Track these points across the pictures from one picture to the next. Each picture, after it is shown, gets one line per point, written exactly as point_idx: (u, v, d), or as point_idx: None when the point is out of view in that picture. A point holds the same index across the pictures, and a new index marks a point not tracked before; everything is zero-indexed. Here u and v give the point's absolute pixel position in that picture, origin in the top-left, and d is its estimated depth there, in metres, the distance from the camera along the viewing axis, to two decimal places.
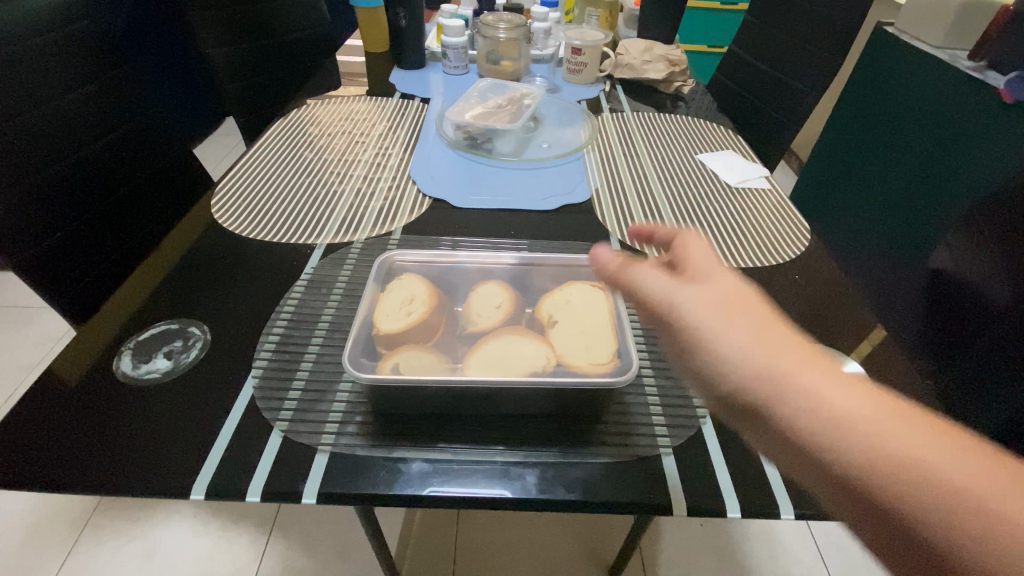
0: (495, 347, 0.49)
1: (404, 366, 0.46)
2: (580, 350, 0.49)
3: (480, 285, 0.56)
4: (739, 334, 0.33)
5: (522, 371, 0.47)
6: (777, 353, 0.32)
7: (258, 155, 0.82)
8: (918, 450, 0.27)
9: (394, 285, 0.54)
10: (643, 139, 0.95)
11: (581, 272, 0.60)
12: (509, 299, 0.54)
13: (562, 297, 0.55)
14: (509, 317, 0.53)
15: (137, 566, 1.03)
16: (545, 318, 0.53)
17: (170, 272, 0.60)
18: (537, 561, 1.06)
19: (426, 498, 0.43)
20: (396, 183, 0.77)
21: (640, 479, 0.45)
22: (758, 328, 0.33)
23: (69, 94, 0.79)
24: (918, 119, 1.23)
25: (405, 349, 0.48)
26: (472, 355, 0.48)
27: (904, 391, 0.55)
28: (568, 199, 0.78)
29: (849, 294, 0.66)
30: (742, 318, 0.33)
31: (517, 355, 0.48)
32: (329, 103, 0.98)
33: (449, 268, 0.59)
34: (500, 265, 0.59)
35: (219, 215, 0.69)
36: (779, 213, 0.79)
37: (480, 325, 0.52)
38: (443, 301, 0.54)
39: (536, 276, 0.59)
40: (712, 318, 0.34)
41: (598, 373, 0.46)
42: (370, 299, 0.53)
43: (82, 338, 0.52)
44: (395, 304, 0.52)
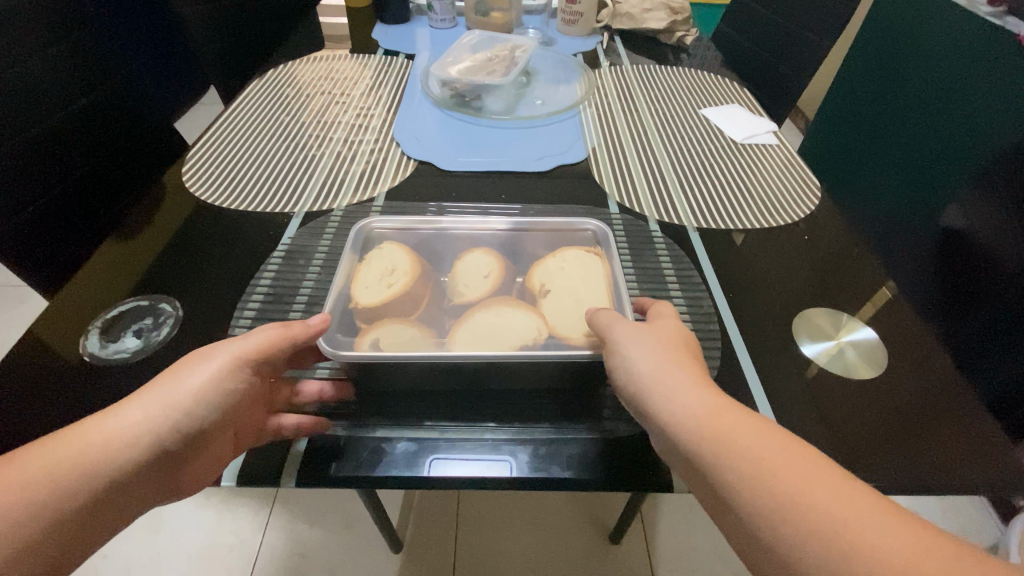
0: (483, 319, 0.47)
1: (385, 342, 0.44)
2: (573, 323, 0.47)
3: (467, 252, 0.53)
4: (666, 377, 0.39)
5: (512, 345, 0.44)
6: (695, 400, 0.38)
7: (234, 118, 0.78)
8: (791, 483, 0.33)
9: (375, 254, 0.52)
10: (642, 93, 0.90)
11: (577, 237, 0.56)
12: (499, 266, 0.52)
13: (556, 265, 0.53)
14: (499, 286, 0.50)
15: (141, 540, 1.03)
16: (537, 287, 0.50)
17: (141, 244, 0.57)
18: (539, 526, 1.06)
19: (413, 478, 0.41)
20: (380, 146, 0.73)
21: (638, 456, 0.43)
22: (684, 376, 0.40)
23: (30, 57, 0.74)
24: (933, 68, 1.16)
25: (385, 324, 0.46)
26: (459, 328, 0.46)
27: (915, 357, 0.52)
28: (563, 159, 0.73)
29: (859, 255, 0.63)
30: (673, 365, 0.40)
31: (508, 327, 0.46)
32: (309, 62, 0.92)
33: (434, 235, 0.56)
34: (489, 231, 0.56)
35: (192, 184, 0.65)
36: (786, 169, 0.75)
37: (467, 296, 0.49)
38: (427, 271, 0.51)
39: (528, 242, 0.56)
40: (645, 361, 0.40)
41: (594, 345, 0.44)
42: (348, 270, 0.50)
43: (51, 315, 0.49)
44: (375, 276, 0.49)
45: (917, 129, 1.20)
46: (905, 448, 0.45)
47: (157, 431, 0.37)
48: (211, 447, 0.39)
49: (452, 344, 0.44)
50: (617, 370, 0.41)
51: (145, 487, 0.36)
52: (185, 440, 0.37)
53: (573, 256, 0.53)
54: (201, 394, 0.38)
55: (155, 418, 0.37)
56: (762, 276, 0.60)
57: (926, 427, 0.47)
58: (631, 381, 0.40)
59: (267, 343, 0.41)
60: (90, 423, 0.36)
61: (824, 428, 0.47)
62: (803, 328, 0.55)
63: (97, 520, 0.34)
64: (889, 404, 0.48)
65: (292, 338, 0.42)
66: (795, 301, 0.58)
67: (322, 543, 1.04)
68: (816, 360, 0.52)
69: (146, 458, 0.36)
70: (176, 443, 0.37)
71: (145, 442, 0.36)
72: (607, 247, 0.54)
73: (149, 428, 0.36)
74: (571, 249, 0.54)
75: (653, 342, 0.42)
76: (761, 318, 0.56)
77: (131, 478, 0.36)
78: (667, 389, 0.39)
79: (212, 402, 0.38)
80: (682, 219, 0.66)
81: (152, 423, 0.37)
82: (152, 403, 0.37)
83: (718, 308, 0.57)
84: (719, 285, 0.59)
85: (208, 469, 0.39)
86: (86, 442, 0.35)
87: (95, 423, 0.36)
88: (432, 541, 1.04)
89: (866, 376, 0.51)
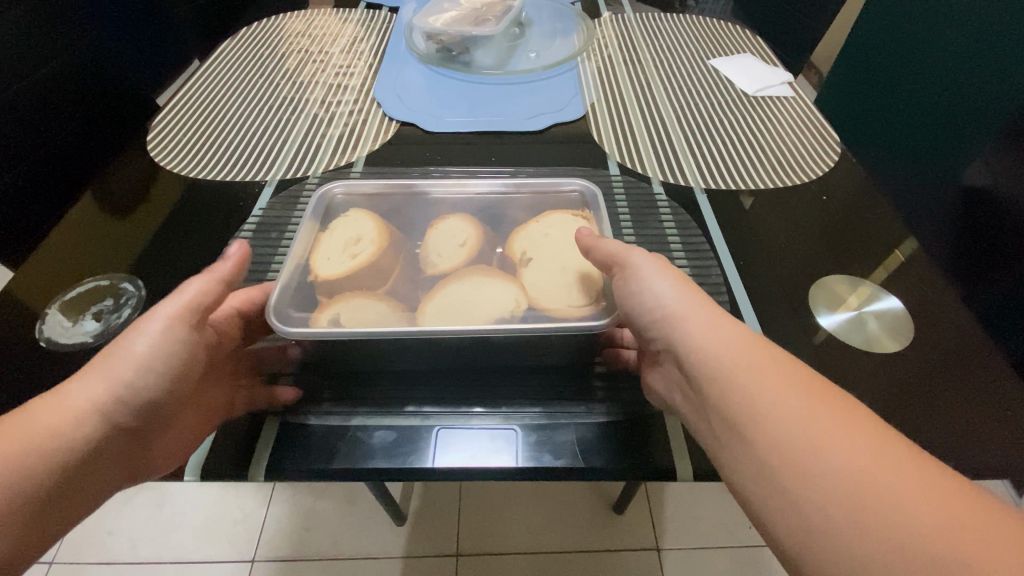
0: (457, 292, 0.43)
1: (346, 317, 0.41)
2: (556, 295, 0.44)
3: (441, 220, 0.49)
4: (684, 304, 0.39)
5: (488, 317, 0.41)
6: (711, 329, 0.38)
7: (206, 80, 0.72)
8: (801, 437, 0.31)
9: (338, 224, 0.49)
10: (644, 43, 0.83)
11: (563, 198, 0.53)
12: (477, 234, 0.48)
13: (539, 231, 0.49)
14: (475, 256, 0.47)
15: (146, 516, 1.02)
16: (518, 256, 0.47)
17: (108, 221, 0.54)
18: (542, 497, 1.05)
19: (397, 471, 0.38)
20: (360, 106, 0.68)
21: (636, 443, 0.40)
22: (703, 305, 0.39)
23: None
24: (959, 12, 1.08)
25: (347, 298, 0.43)
26: (430, 300, 0.42)
27: (942, 325, 0.48)
28: (558, 116, 0.68)
29: (880, 214, 0.58)
30: (692, 295, 0.40)
31: (483, 299, 0.43)
32: (286, 17, 0.86)
33: (407, 201, 0.52)
34: (468, 195, 0.52)
35: (159, 155, 0.61)
36: (801, 122, 0.69)
37: (441, 267, 0.46)
38: (398, 241, 0.48)
39: (509, 206, 0.52)
40: (666, 289, 0.40)
41: (578, 316, 0.41)
42: (309, 241, 0.47)
43: (15, 296, 0.47)
44: (338, 246, 0.47)
45: (936, 78, 1.12)
46: (930, 425, 0.42)
47: (107, 411, 0.35)
48: (173, 414, 0.38)
49: (422, 317, 0.41)
50: (635, 297, 0.40)
51: (112, 461, 0.36)
52: (141, 415, 0.37)
53: (559, 222, 0.50)
54: (150, 358, 0.37)
55: (102, 399, 0.35)
56: (774, 240, 0.56)
57: (955, 402, 0.43)
58: (647, 308, 0.40)
59: (201, 290, 0.40)
60: (35, 405, 0.35)
61: None
62: (820, 297, 0.51)
63: (66, 500, 0.34)
64: (914, 377, 0.44)
65: (221, 277, 0.42)
66: (810, 266, 0.53)
67: (324, 517, 1.04)
68: (834, 331, 0.48)
69: (105, 432, 0.35)
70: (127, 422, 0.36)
71: (97, 416, 0.35)
72: (596, 209, 0.51)
73: (96, 410, 0.35)
74: (557, 214, 0.51)
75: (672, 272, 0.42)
76: (773, 285, 0.52)
77: (94, 453, 0.35)
78: (681, 317, 0.39)
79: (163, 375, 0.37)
80: (688, 179, 0.61)
81: (100, 403, 0.35)
82: (98, 381, 0.36)
83: (727, 275, 0.52)
84: (728, 251, 0.54)
85: (172, 444, 0.38)
86: (36, 426, 0.33)
87: (40, 407, 0.34)
88: (437, 513, 1.04)
89: (890, 350, 0.47)
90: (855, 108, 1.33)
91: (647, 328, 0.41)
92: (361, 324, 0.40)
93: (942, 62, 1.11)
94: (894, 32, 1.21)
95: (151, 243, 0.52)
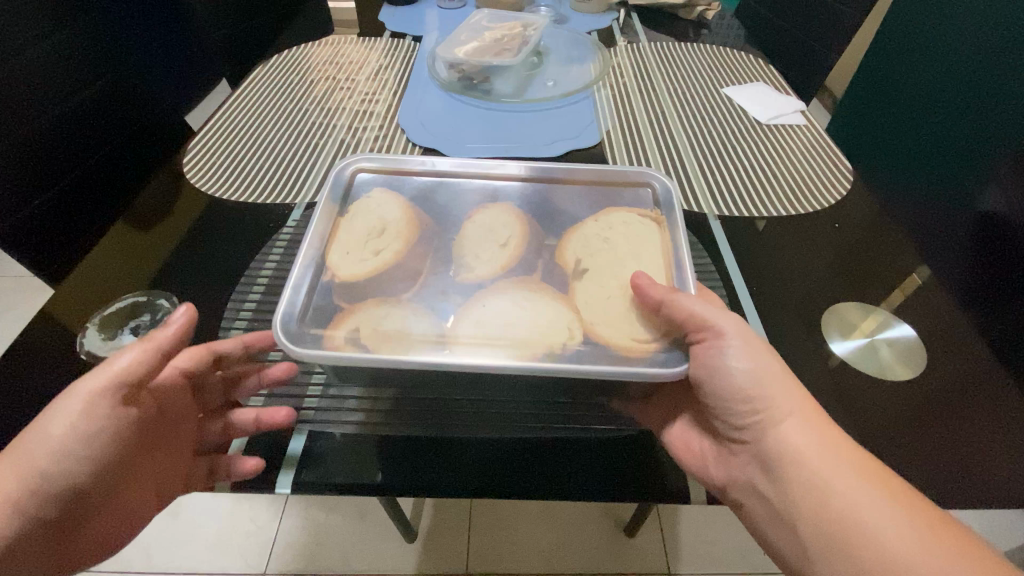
0: (496, 303, 0.45)
1: (364, 332, 0.42)
2: (615, 324, 0.44)
3: (478, 212, 0.52)
4: (771, 395, 0.42)
5: (543, 348, 0.41)
6: (803, 432, 0.41)
7: (238, 105, 0.76)
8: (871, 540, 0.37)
9: (357, 215, 0.51)
10: (660, 71, 0.86)
11: (628, 195, 0.55)
12: (521, 232, 0.50)
13: (600, 237, 0.50)
14: (522, 254, 0.49)
15: (161, 525, 1.04)
16: (572, 265, 0.48)
17: (144, 240, 0.57)
18: (553, 518, 1.04)
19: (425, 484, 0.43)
20: (384, 132, 0.71)
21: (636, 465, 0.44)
22: (793, 396, 0.42)
23: (35, 47, 0.73)
24: (970, 40, 1.09)
25: (368, 308, 0.44)
26: (465, 317, 0.44)
27: (956, 356, 0.48)
28: (574, 143, 0.70)
29: (895, 243, 0.59)
30: (780, 385, 0.42)
31: (537, 318, 0.44)
32: (316, 45, 0.90)
33: (429, 189, 0.54)
34: (509, 189, 0.55)
35: (193, 177, 0.64)
36: (815, 151, 0.70)
37: (478, 273, 0.47)
38: (424, 237, 0.50)
39: (558, 191, 0.55)
40: (752, 377, 0.42)
41: (641, 355, 0.42)
42: (330, 235, 0.49)
43: (57, 311, 0.50)
44: (360, 238, 0.49)
45: (948, 105, 1.13)
46: (944, 456, 0.42)
47: (23, 508, 0.37)
48: (98, 501, 0.41)
49: (453, 342, 0.42)
50: (714, 379, 0.42)
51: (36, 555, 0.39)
52: (60, 507, 0.39)
53: (623, 219, 0.52)
54: (63, 446, 0.37)
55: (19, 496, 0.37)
56: (788, 266, 0.57)
57: (969, 432, 0.44)
58: (735, 394, 0.42)
59: (132, 367, 0.38)
60: None
61: (855, 433, 0.44)
62: (833, 324, 0.51)
63: None
64: (929, 407, 0.45)
65: (160, 351, 0.38)
66: (824, 294, 0.54)
67: (337, 532, 1.04)
68: (847, 358, 0.48)
69: (23, 527, 0.38)
70: (44, 516, 0.38)
71: (13, 512, 0.37)
72: (671, 219, 0.51)
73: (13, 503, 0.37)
74: (620, 212, 0.52)
75: (764, 361, 0.43)
76: (786, 312, 0.53)
77: (16, 548, 0.37)
78: (773, 413, 0.42)
79: (78, 469, 0.38)
80: (702, 205, 0.63)
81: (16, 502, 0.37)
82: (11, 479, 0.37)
83: (739, 299, 0.54)
84: (740, 277, 0.56)
85: (111, 522, 0.42)
86: None
87: None
88: (448, 531, 1.04)
89: (901, 377, 0.47)
90: (869, 133, 1.33)
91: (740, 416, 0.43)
92: (379, 343, 0.41)
93: (953, 88, 1.12)
94: (907, 59, 1.23)
95: (185, 261, 0.55)
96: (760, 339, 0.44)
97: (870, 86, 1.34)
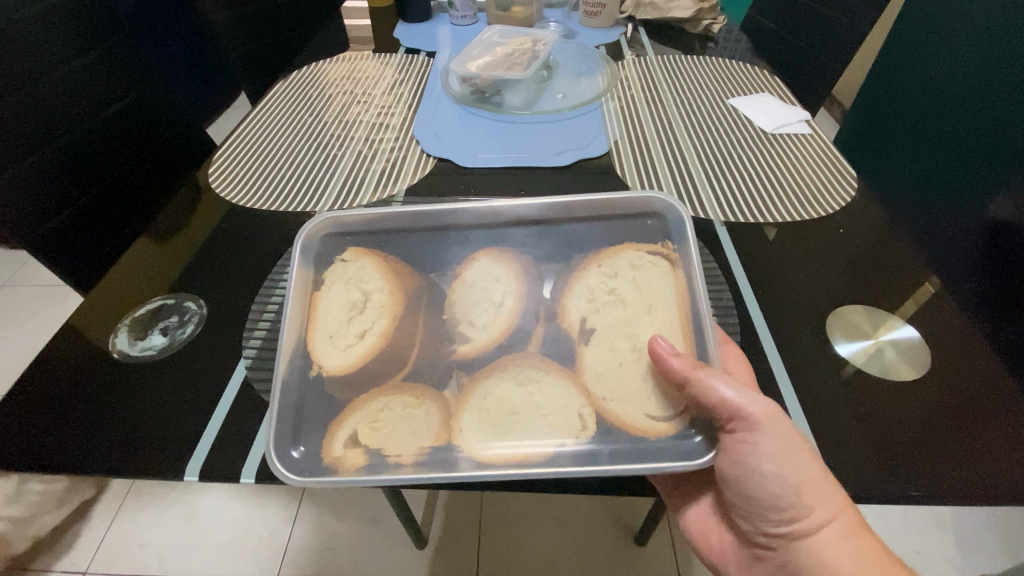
0: (500, 391, 0.46)
1: (363, 433, 0.44)
2: (627, 407, 0.45)
3: (467, 267, 0.54)
4: (807, 502, 0.42)
5: (554, 444, 0.42)
6: (838, 548, 0.43)
7: (259, 119, 0.79)
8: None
9: (331, 290, 0.52)
10: (667, 83, 0.88)
11: (639, 226, 0.55)
12: (517, 294, 0.52)
13: (608, 297, 0.51)
14: (521, 307, 0.52)
15: (177, 529, 1.06)
16: (576, 329, 0.50)
17: (171, 246, 0.60)
18: (564, 526, 1.05)
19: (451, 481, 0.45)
20: (400, 144, 0.73)
21: None
22: (832, 499, 0.41)
23: (68, 65, 0.77)
24: (976, 49, 1.10)
25: (362, 404, 0.45)
26: (464, 409, 0.45)
27: (960, 358, 0.49)
28: (583, 152, 0.72)
29: (900, 248, 0.60)
30: (817, 496, 0.42)
31: (545, 403, 0.45)
32: (335, 62, 0.93)
33: (407, 249, 0.55)
34: (516, 230, 0.56)
35: (218, 187, 0.67)
36: (820, 160, 0.71)
37: (473, 345, 0.49)
38: (409, 312, 0.52)
39: (560, 231, 0.56)
40: (785, 480, 0.42)
41: (659, 437, 0.43)
42: (303, 319, 0.49)
43: (91, 314, 0.54)
44: (343, 318, 0.51)
45: (955, 114, 1.14)
46: (949, 454, 0.43)
47: None
48: None
49: (462, 453, 0.42)
50: (744, 474, 0.44)
51: None
52: None
53: (632, 261, 0.53)
54: None
55: None
56: (793, 271, 0.58)
57: (974, 432, 0.44)
58: (769, 497, 0.44)
59: None
60: None
61: (861, 433, 0.45)
62: (838, 327, 0.52)
63: None
64: (933, 408, 0.46)
65: None
66: (829, 297, 0.55)
67: (349, 536, 1.05)
68: (852, 360, 0.50)
69: None
70: None
71: None
72: (686, 269, 0.50)
73: None
74: (631, 253, 0.53)
75: (803, 464, 0.42)
76: (791, 315, 0.54)
77: None
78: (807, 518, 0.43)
79: None
80: (709, 213, 0.64)
81: None
82: None
83: (745, 302, 0.55)
84: (746, 281, 0.57)
85: None
86: None
87: None
88: (458, 537, 1.04)
89: (906, 378, 0.48)
90: (877, 143, 1.34)
91: (776, 519, 0.46)
92: (381, 442, 0.43)
93: (961, 97, 1.13)
94: (914, 70, 1.24)
95: (210, 267, 0.58)
96: (800, 438, 0.42)
97: (878, 96, 1.35)
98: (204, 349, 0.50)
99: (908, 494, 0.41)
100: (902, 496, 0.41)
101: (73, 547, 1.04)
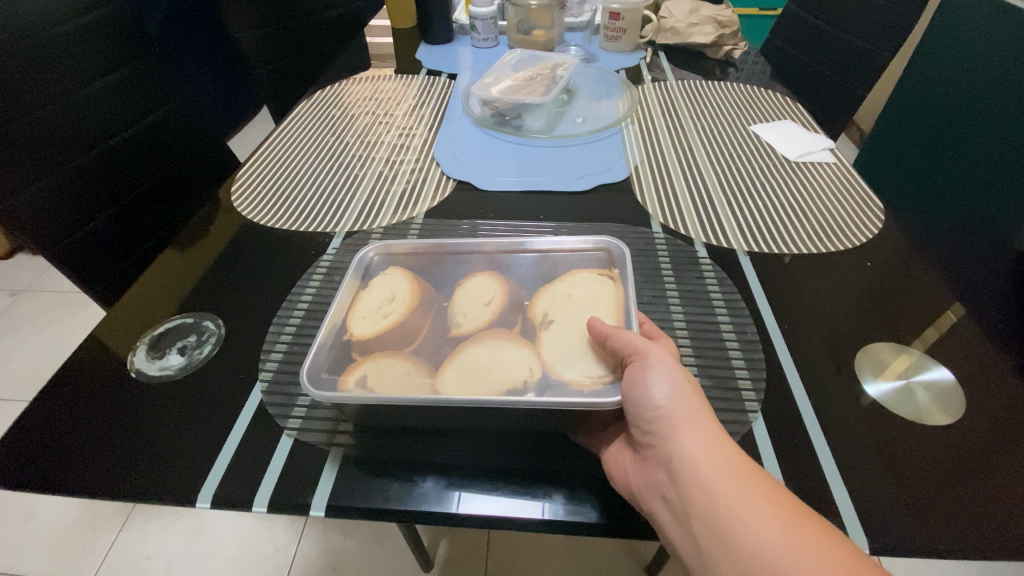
0: (475, 354, 0.46)
1: (372, 379, 0.44)
2: (572, 361, 0.45)
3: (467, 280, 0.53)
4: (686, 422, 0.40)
5: (498, 388, 0.43)
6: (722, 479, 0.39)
7: (282, 136, 0.81)
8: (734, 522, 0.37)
9: (383, 276, 0.54)
10: (691, 109, 0.87)
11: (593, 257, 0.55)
12: (500, 294, 0.51)
13: (564, 292, 0.51)
14: (504, 305, 0.51)
15: (184, 542, 1.06)
16: (539, 317, 0.49)
17: (188, 264, 0.60)
18: (573, 552, 1.02)
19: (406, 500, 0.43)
20: (420, 165, 0.74)
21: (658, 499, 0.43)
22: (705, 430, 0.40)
23: (96, 81, 0.79)
24: (1001, 78, 1.09)
25: (377, 357, 0.46)
26: (449, 364, 0.45)
27: (997, 401, 0.47)
28: (602, 177, 0.72)
29: (930, 282, 0.58)
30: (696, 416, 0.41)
31: (501, 362, 0.45)
32: (360, 81, 0.95)
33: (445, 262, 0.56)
34: (512, 256, 0.56)
35: (240, 204, 0.68)
36: (844, 188, 0.70)
37: (464, 328, 0.49)
38: (431, 300, 0.52)
39: (552, 259, 0.55)
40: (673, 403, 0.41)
41: (590, 390, 0.43)
42: (352, 292, 0.52)
43: (108, 328, 0.54)
44: (377, 299, 0.51)
45: (980, 141, 1.12)
46: (984, 504, 0.41)
47: None
48: None
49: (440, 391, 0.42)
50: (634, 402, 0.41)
51: None
52: None
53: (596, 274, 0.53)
54: None
55: None
56: (818, 303, 0.56)
57: (1014, 483, 0.42)
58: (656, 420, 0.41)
59: None
60: None
61: (894, 478, 0.42)
62: (866, 363, 0.51)
63: None
64: (971, 455, 0.43)
65: None
66: (857, 332, 0.53)
67: (355, 555, 1.04)
68: (881, 399, 0.48)
69: None
70: None
71: None
72: (623, 270, 0.52)
73: None
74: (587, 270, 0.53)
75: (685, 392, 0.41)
76: (817, 349, 0.52)
77: None
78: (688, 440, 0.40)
79: None
80: (731, 243, 0.63)
81: None
82: None
83: (770, 338, 0.53)
84: (771, 314, 0.56)
85: None
86: None
87: None
88: (465, 560, 1.02)
89: (939, 422, 0.46)
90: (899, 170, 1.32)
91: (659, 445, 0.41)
92: (384, 386, 0.43)
93: (986, 127, 1.11)
94: (938, 98, 1.23)
95: (227, 286, 0.58)
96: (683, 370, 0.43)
97: (901, 123, 1.33)
98: (220, 370, 0.50)
99: (944, 547, 0.39)
100: (937, 549, 0.39)
101: (80, 555, 1.04)
